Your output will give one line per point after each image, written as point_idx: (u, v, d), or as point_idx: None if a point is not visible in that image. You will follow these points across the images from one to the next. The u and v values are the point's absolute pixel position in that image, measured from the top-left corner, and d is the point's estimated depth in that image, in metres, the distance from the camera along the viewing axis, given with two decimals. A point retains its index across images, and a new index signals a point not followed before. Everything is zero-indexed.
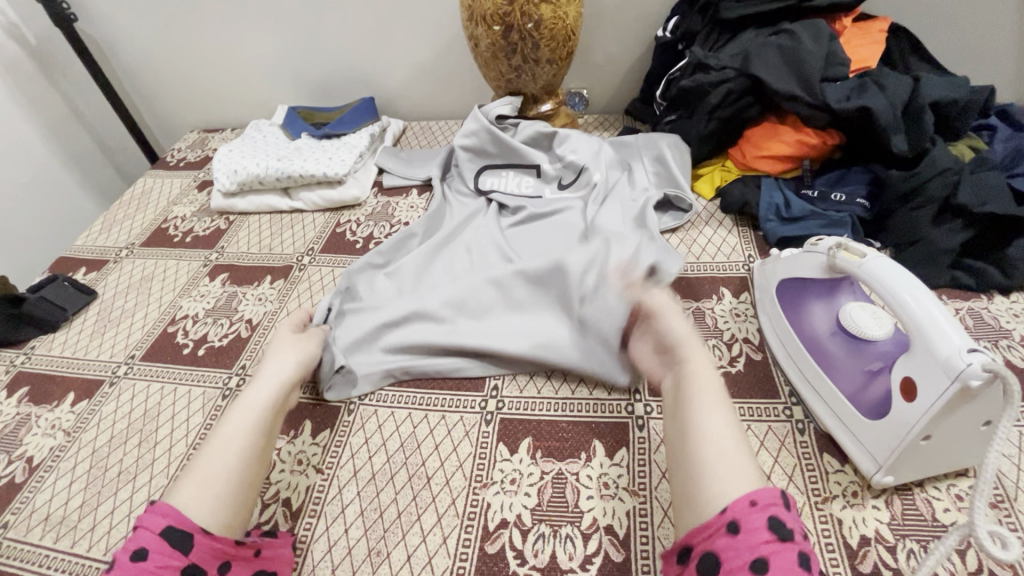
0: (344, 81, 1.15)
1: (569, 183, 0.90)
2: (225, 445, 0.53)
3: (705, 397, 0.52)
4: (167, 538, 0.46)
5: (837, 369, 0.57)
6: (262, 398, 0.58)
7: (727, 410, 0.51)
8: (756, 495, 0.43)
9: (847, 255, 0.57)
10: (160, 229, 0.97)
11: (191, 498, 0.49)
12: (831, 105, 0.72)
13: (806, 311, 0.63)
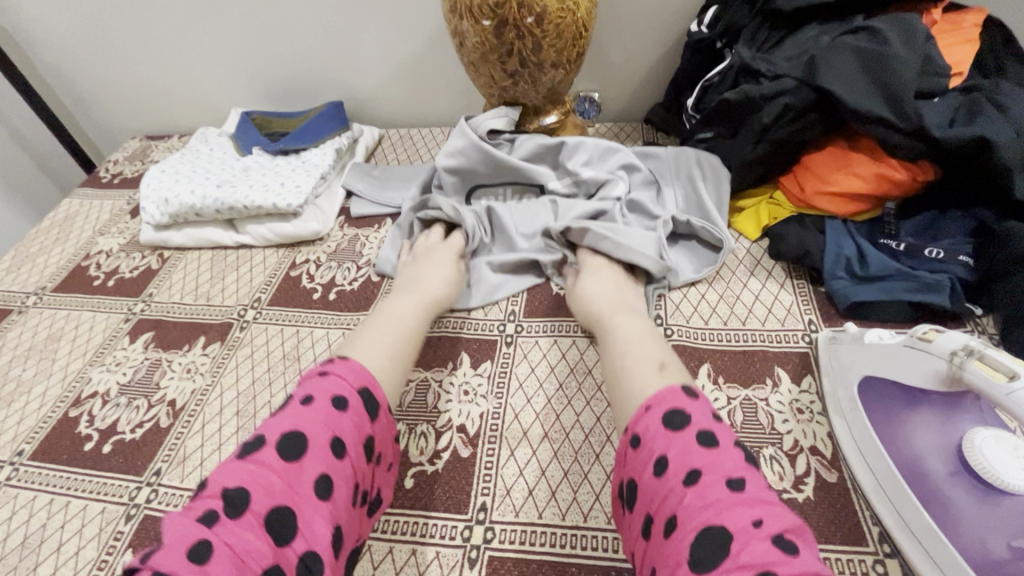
0: (308, 81, 0.96)
1: (580, 207, 0.74)
2: (397, 321, 0.57)
3: (614, 341, 0.54)
4: (360, 392, 0.45)
5: (959, 524, 0.41)
6: (413, 316, 0.59)
7: (632, 334, 0.53)
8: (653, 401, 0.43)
9: (981, 366, 0.39)
10: (79, 269, 0.80)
11: (358, 361, 0.50)
12: (930, 132, 0.54)
13: (906, 429, 0.46)
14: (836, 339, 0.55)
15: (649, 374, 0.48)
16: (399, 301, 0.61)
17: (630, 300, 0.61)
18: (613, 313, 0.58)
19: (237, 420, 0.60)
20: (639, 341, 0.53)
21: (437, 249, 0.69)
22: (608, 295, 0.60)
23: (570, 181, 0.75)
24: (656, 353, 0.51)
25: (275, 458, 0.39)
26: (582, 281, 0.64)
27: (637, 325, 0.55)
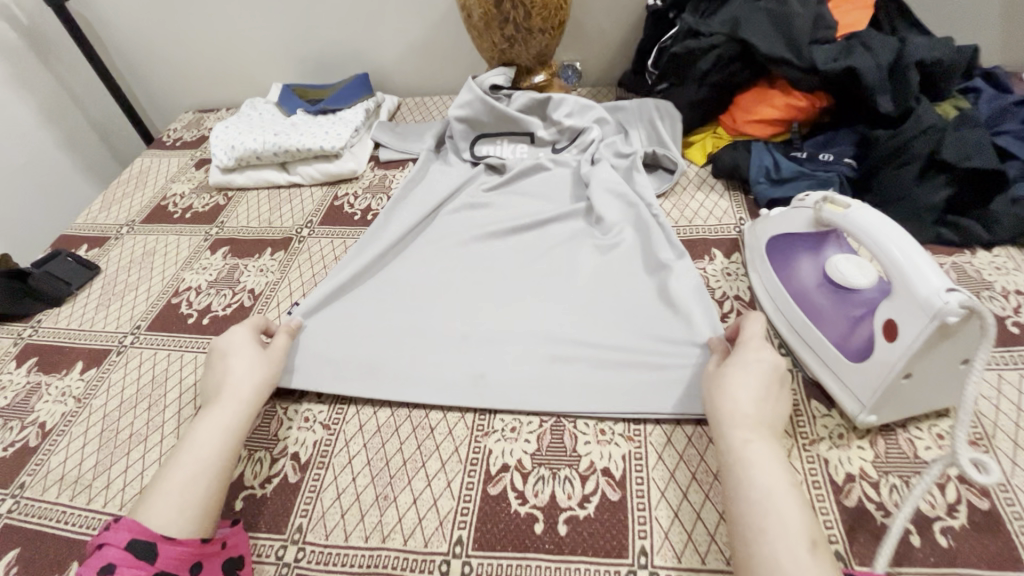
0: (338, 58, 1.15)
1: (562, 149, 0.93)
2: (201, 446, 0.52)
3: (755, 464, 0.46)
4: (130, 549, 0.44)
5: (823, 318, 0.59)
6: (245, 401, 0.56)
7: (782, 475, 0.45)
8: None
9: (830, 209, 0.59)
10: (160, 206, 0.98)
11: (164, 516, 0.47)
12: (818, 67, 0.74)
13: (794, 266, 0.64)
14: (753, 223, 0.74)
15: (798, 553, 0.40)
16: (206, 420, 0.54)
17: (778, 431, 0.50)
18: (759, 434, 0.48)
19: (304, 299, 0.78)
20: (775, 468, 0.45)
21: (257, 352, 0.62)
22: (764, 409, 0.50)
23: (555, 130, 0.93)
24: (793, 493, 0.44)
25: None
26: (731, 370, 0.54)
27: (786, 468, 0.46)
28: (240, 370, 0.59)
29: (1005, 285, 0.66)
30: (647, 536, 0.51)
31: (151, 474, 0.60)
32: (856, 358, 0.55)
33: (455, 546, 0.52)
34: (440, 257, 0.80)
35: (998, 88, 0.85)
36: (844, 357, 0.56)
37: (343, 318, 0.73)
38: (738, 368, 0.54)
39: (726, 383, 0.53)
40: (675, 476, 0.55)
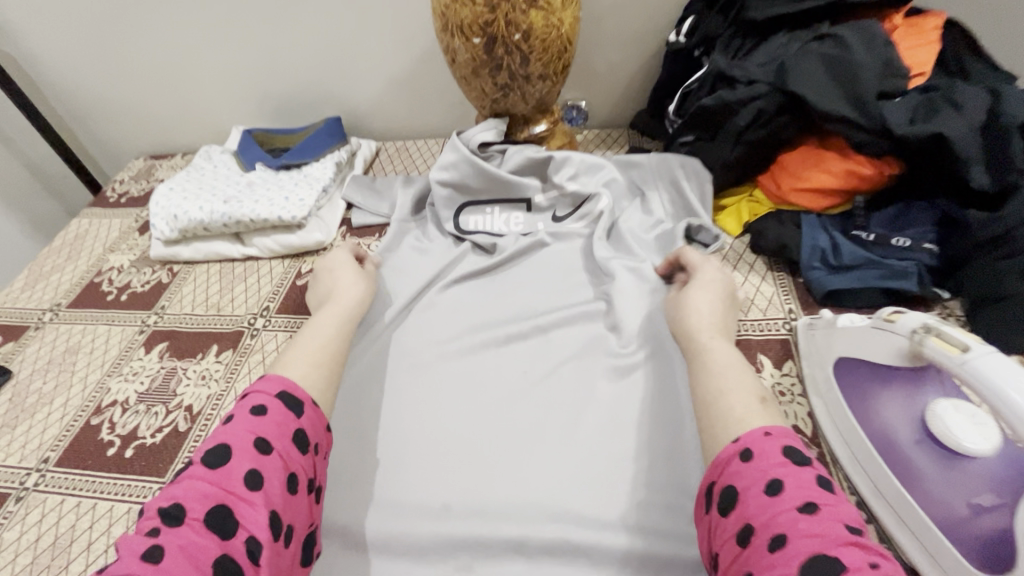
0: (307, 98, 1.00)
1: (564, 218, 0.78)
2: (318, 328, 0.60)
3: (713, 353, 0.52)
4: (280, 398, 0.48)
5: (926, 488, 0.44)
6: (352, 296, 0.65)
7: (737, 364, 0.50)
8: (769, 428, 0.41)
9: (937, 343, 0.43)
10: (92, 284, 0.83)
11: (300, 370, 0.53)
12: (892, 129, 0.59)
13: (877, 403, 0.49)
14: (811, 327, 0.58)
15: (753, 406, 0.45)
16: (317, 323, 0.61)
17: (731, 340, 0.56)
18: (719, 337, 0.54)
19: None
20: (730, 354, 0.52)
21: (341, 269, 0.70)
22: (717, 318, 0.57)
23: (556, 195, 0.79)
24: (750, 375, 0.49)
25: (277, 413, 0.46)
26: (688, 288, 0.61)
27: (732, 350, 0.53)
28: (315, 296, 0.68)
29: None
30: None
31: None
32: (982, 561, 0.40)
33: None
34: (420, 364, 0.65)
35: None
36: (962, 554, 0.41)
37: None
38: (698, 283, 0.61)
39: (688, 295, 0.60)
40: None
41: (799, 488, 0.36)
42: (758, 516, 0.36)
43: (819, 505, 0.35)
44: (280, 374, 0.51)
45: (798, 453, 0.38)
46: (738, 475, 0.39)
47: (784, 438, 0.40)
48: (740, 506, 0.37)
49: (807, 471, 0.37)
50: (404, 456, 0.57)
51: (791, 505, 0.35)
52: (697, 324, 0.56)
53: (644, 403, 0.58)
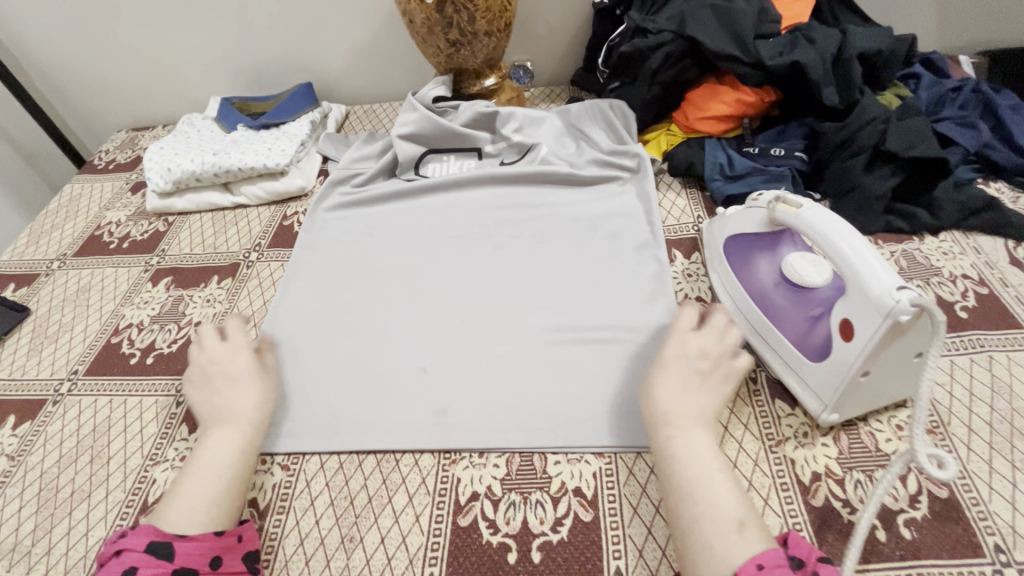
0: (279, 68, 1.09)
1: (513, 163, 0.92)
2: (222, 459, 0.54)
3: (681, 457, 0.49)
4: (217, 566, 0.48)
5: (780, 317, 0.59)
6: (250, 406, 0.58)
7: (705, 463, 0.48)
8: (760, 558, 0.40)
9: (783, 208, 0.58)
10: (93, 236, 0.92)
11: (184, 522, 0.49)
12: (765, 62, 0.74)
13: (753, 264, 0.64)
14: (711, 223, 0.73)
15: (728, 539, 0.43)
16: (215, 441, 0.55)
17: (704, 414, 0.52)
18: (687, 426, 0.51)
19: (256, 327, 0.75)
20: (701, 455, 0.49)
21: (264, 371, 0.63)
22: (690, 402, 0.53)
23: (504, 144, 0.92)
24: (728, 486, 0.46)
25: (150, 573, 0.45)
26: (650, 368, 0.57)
27: (705, 441, 0.50)
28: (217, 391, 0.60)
29: (953, 270, 0.68)
30: (622, 556, 0.51)
31: (97, 534, 0.57)
32: (813, 356, 0.55)
33: None
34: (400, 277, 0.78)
35: (936, 73, 0.88)
36: (803, 356, 0.56)
37: (300, 350, 0.71)
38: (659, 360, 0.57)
39: (645, 384, 0.56)
40: (647, 491, 0.54)
41: None
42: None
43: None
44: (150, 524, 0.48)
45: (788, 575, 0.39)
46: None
47: (776, 569, 0.40)
48: None
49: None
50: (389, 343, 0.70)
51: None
52: (660, 418, 0.52)
53: (583, 291, 0.73)
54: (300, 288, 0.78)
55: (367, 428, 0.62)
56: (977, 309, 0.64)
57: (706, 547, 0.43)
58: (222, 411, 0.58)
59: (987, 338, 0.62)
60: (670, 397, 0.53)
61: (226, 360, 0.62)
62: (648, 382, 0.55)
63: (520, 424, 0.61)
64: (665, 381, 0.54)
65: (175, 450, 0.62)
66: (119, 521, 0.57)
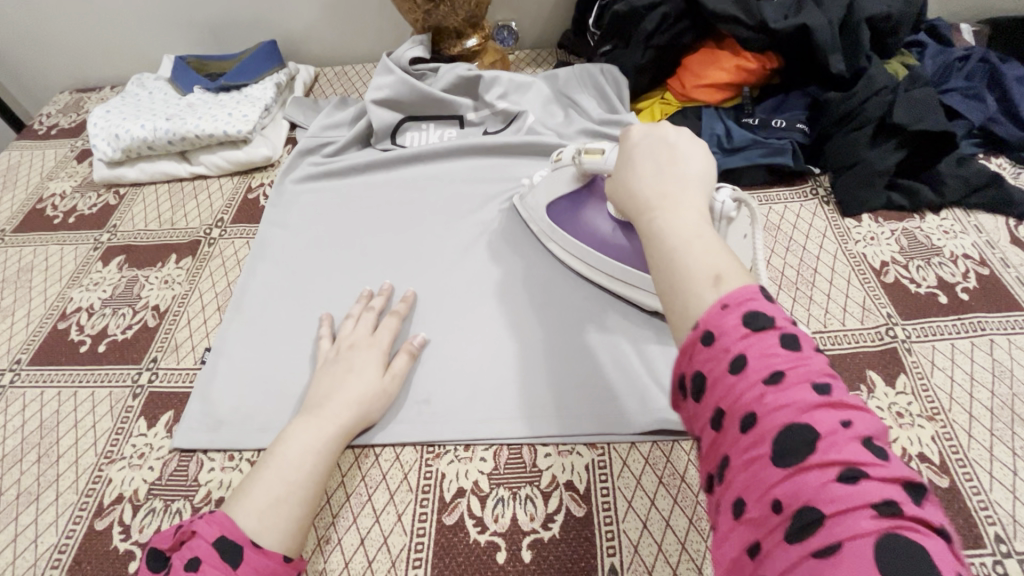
0: (239, 24, 1.00)
1: (497, 132, 0.86)
2: (292, 461, 0.49)
3: (664, 229, 0.38)
4: (217, 547, 0.43)
5: (627, 255, 0.61)
6: (338, 418, 0.53)
7: (703, 230, 0.37)
8: (727, 296, 0.32)
9: (587, 158, 0.59)
10: (35, 210, 0.84)
11: (255, 514, 0.46)
12: (770, 25, 0.69)
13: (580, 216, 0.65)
14: (522, 199, 0.74)
15: (699, 288, 0.34)
16: (296, 430, 0.52)
17: (692, 196, 0.40)
18: (672, 201, 0.40)
19: (219, 310, 0.69)
20: (690, 220, 0.38)
21: (362, 349, 0.59)
22: (665, 181, 0.42)
23: (487, 112, 0.86)
24: (722, 255, 0.35)
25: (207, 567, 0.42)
26: (622, 173, 0.46)
27: (691, 216, 0.39)
28: (321, 373, 0.58)
29: (954, 250, 0.66)
30: (616, 553, 0.48)
31: (47, 541, 0.52)
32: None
33: None
34: (374, 256, 0.73)
35: (940, 42, 0.84)
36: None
37: (267, 335, 0.65)
38: (622, 164, 0.47)
39: (619, 186, 0.46)
40: (642, 484, 0.52)
41: (763, 357, 0.30)
42: (728, 401, 0.30)
43: (785, 372, 0.29)
44: (229, 512, 0.46)
45: (762, 314, 0.31)
46: (702, 362, 0.31)
47: (744, 305, 0.31)
48: (709, 394, 0.31)
49: (770, 333, 0.30)
50: (338, 323, 0.65)
51: (757, 383, 0.29)
52: (639, 205, 0.42)
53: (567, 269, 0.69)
54: (266, 267, 0.72)
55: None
56: (978, 291, 0.62)
57: (683, 304, 0.34)
58: (314, 400, 0.55)
59: (988, 321, 0.60)
60: (651, 185, 0.42)
61: (356, 351, 0.59)
62: (623, 182, 0.45)
63: (508, 415, 0.57)
64: (641, 180, 0.43)
65: (132, 447, 0.57)
66: (72, 526, 0.53)
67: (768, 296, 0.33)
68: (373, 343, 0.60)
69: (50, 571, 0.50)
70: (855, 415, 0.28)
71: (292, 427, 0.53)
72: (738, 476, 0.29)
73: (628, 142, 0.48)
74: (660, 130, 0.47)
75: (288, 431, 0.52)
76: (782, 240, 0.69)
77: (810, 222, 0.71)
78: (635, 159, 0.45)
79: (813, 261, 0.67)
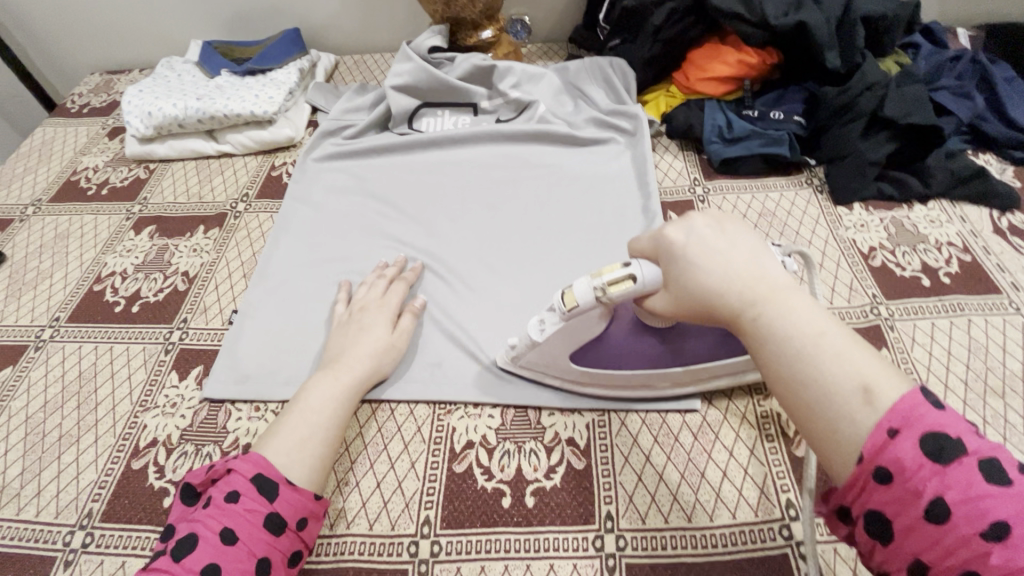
0: (264, 11, 1.04)
1: (509, 120, 0.90)
2: (315, 409, 0.54)
3: (779, 338, 0.37)
4: (255, 483, 0.47)
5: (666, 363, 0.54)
6: (356, 373, 0.58)
7: (817, 330, 0.37)
8: (892, 420, 0.32)
9: (615, 290, 0.47)
10: (70, 182, 0.88)
11: (284, 454, 0.50)
12: (770, 21, 0.74)
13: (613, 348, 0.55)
14: (509, 356, 0.60)
15: (857, 414, 0.34)
16: (317, 381, 0.56)
17: (779, 279, 0.40)
18: (771, 301, 0.38)
19: (245, 277, 0.73)
20: (800, 321, 0.37)
21: (374, 310, 0.63)
22: (741, 270, 0.40)
23: (500, 100, 0.90)
24: (855, 351, 0.35)
25: (248, 501, 0.46)
26: (683, 268, 0.43)
27: (796, 303, 0.38)
28: (338, 334, 0.62)
29: (939, 237, 0.70)
30: (612, 501, 0.52)
31: (88, 478, 0.56)
32: (716, 360, 0.54)
33: (422, 527, 0.52)
34: (390, 230, 0.77)
35: (935, 43, 0.87)
36: (709, 359, 0.54)
37: (288, 299, 0.70)
38: (675, 263, 0.43)
39: (690, 284, 0.42)
40: (638, 441, 0.56)
41: (965, 503, 0.30)
42: (935, 554, 0.30)
43: (1005, 521, 0.29)
44: (261, 452, 0.50)
45: (944, 436, 0.31)
46: (883, 503, 0.32)
47: (915, 430, 0.32)
48: (903, 538, 0.32)
49: (966, 466, 0.30)
50: (355, 288, 0.70)
51: (971, 532, 0.29)
52: (726, 308, 0.40)
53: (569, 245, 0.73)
54: (288, 238, 0.77)
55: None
56: (959, 275, 0.66)
57: (836, 436, 0.34)
58: (333, 356, 0.59)
59: (967, 302, 0.64)
60: (733, 283, 0.40)
61: (368, 313, 0.63)
62: (692, 286, 0.42)
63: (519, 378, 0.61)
64: (718, 272, 0.41)
65: (165, 397, 0.62)
66: (110, 465, 0.57)
67: (935, 402, 0.33)
68: (383, 305, 0.64)
69: (91, 504, 0.54)
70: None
71: (313, 380, 0.57)
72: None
73: (670, 240, 0.44)
74: (693, 221, 0.44)
75: (310, 385, 0.56)
76: (777, 225, 0.74)
77: (804, 209, 0.75)
78: (694, 257, 0.42)
79: (806, 245, 0.71)
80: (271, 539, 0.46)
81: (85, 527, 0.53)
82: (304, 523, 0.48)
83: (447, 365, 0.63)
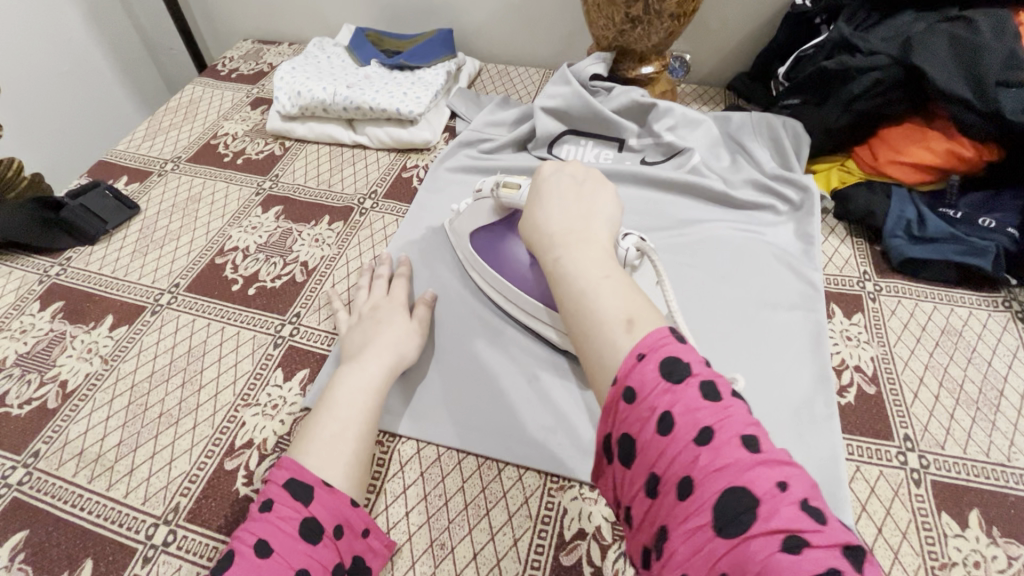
0: (421, 7, 1.02)
1: (654, 163, 0.83)
2: (343, 406, 0.52)
3: (569, 272, 0.41)
4: (288, 489, 0.45)
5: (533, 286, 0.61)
6: (378, 374, 0.55)
7: (606, 270, 0.40)
8: (643, 346, 0.34)
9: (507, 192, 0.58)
10: (209, 145, 0.89)
11: (317, 456, 0.47)
12: (1003, 114, 0.63)
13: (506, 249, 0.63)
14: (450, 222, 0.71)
15: (614, 336, 0.36)
16: (344, 377, 0.54)
17: (594, 231, 0.44)
18: (572, 242, 0.43)
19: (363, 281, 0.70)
20: (590, 262, 0.41)
21: (386, 306, 0.63)
22: (566, 218, 0.45)
23: (649, 141, 0.84)
24: (624, 292, 0.38)
25: (284, 508, 0.44)
26: (532, 209, 0.49)
27: (593, 246, 0.42)
28: (353, 332, 0.60)
29: None
30: None
31: (180, 468, 0.54)
32: None
33: None
34: None
35: None
36: None
37: None
38: (533, 203, 0.49)
39: (529, 224, 0.48)
40: None
41: (690, 415, 0.31)
42: (663, 466, 0.31)
43: (711, 427, 0.30)
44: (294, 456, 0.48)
45: (679, 361, 0.33)
46: (630, 421, 0.32)
47: (661, 352, 0.33)
48: (641, 456, 0.32)
49: (690, 385, 0.32)
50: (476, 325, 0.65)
51: (687, 440, 0.30)
52: (545, 241, 0.45)
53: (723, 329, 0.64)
54: (411, 248, 0.73)
55: (400, 408, 0.58)
56: None
57: (598, 350, 0.36)
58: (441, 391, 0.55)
59: None
60: (559, 220, 0.45)
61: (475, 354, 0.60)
62: (531, 222, 0.47)
63: (477, 428, 0.57)
64: (553, 214, 0.46)
65: (267, 396, 0.59)
66: (203, 459, 0.54)
67: (680, 338, 0.35)
68: (393, 300, 0.63)
69: (177, 498, 0.52)
70: (790, 473, 0.29)
71: (339, 378, 0.54)
72: (679, 547, 0.28)
73: (538, 179, 0.51)
74: (563, 170, 0.51)
75: (335, 379, 0.55)
76: (964, 348, 0.62)
77: (1000, 336, 0.63)
78: (541, 198, 0.48)
79: (1000, 381, 0.60)
80: (309, 549, 0.42)
81: (169, 523, 0.50)
82: (342, 532, 0.45)
83: (459, 406, 0.58)
